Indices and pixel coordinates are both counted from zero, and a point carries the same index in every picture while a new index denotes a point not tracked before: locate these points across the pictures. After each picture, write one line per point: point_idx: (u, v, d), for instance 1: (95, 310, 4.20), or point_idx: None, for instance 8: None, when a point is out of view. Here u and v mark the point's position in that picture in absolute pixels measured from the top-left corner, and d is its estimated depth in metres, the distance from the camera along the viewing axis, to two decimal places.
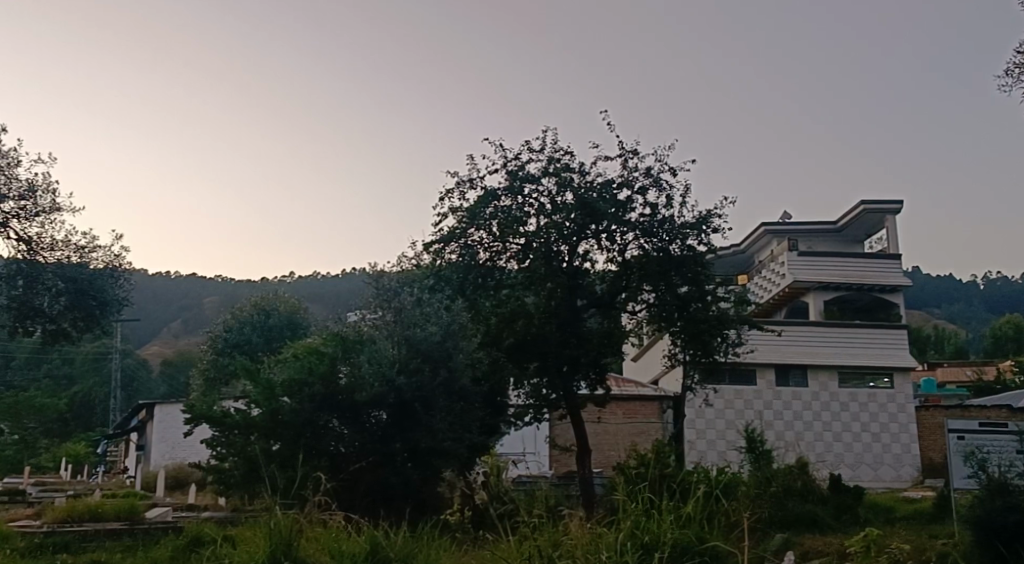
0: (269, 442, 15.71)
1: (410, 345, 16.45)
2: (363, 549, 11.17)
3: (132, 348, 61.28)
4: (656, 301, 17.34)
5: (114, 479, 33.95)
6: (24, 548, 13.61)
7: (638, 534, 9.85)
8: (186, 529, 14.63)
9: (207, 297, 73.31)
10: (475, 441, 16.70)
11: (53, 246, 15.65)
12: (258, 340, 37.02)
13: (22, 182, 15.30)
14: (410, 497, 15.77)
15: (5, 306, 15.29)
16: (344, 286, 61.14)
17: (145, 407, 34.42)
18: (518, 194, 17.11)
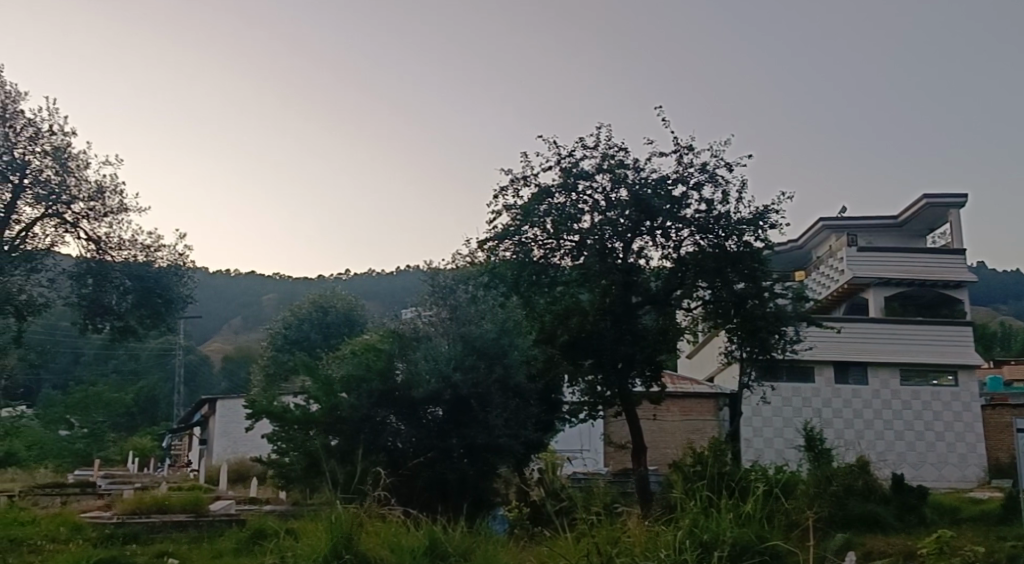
0: (328, 437, 15.99)
1: (466, 342, 16.48)
2: (422, 544, 11.36)
3: (194, 345, 62.80)
4: (712, 298, 17.28)
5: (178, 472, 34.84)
6: (96, 538, 14.02)
7: (697, 532, 9.79)
8: (249, 522, 14.93)
9: (267, 294, 74.64)
10: (530, 438, 16.73)
11: (121, 245, 16.18)
12: (316, 337, 37.52)
13: (91, 184, 15.80)
14: (468, 491, 15.94)
15: (74, 305, 15.79)
16: (399, 283, 61.71)
17: (207, 403, 35.24)
18: (572, 191, 17.10)
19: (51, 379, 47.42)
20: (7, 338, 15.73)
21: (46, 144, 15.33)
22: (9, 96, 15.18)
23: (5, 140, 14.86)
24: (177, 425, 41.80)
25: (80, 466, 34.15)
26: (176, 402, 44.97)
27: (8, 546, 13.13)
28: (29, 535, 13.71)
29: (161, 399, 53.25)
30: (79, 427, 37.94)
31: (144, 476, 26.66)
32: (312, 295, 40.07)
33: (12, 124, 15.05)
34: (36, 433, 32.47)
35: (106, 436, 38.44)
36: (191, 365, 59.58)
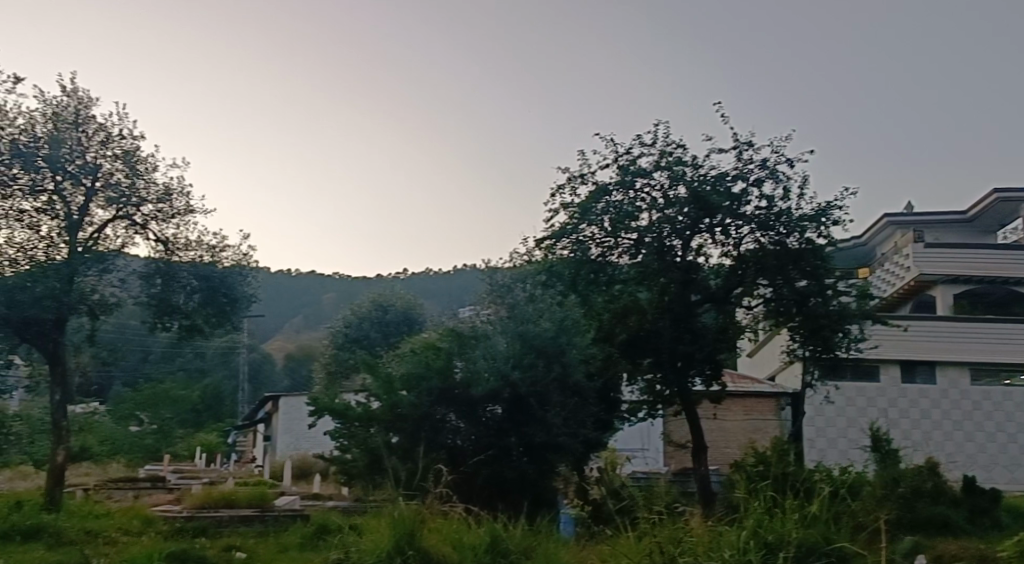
0: (390, 434, 16.10)
1: (525, 340, 16.46)
2: (484, 540, 11.46)
3: (256, 343, 64.11)
4: (773, 295, 17.09)
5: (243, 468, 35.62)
6: (167, 532, 14.41)
7: (762, 532, 9.68)
8: (313, 517, 15.19)
9: (326, 294, 75.74)
10: (590, 437, 16.67)
11: (188, 245, 16.53)
12: (375, 335, 37.96)
13: (159, 186, 16.14)
14: (528, 490, 16.07)
15: (145, 303, 16.31)
16: (455, 282, 62.04)
17: (270, 400, 35.96)
18: (630, 189, 17.01)
19: (120, 376, 48.89)
20: (82, 336, 16.37)
21: (117, 148, 15.76)
22: (82, 102, 15.62)
23: (78, 145, 15.33)
24: (242, 422, 42.75)
25: (149, 461, 35.10)
26: (240, 399, 45.94)
27: (84, 538, 13.57)
28: (104, 527, 14.14)
29: (226, 397, 54.57)
30: (147, 422, 38.29)
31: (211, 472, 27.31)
32: (371, 294, 40.54)
33: (85, 129, 15.51)
34: (108, 430, 33.44)
35: (173, 432, 39.44)
36: (253, 363, 60.82)
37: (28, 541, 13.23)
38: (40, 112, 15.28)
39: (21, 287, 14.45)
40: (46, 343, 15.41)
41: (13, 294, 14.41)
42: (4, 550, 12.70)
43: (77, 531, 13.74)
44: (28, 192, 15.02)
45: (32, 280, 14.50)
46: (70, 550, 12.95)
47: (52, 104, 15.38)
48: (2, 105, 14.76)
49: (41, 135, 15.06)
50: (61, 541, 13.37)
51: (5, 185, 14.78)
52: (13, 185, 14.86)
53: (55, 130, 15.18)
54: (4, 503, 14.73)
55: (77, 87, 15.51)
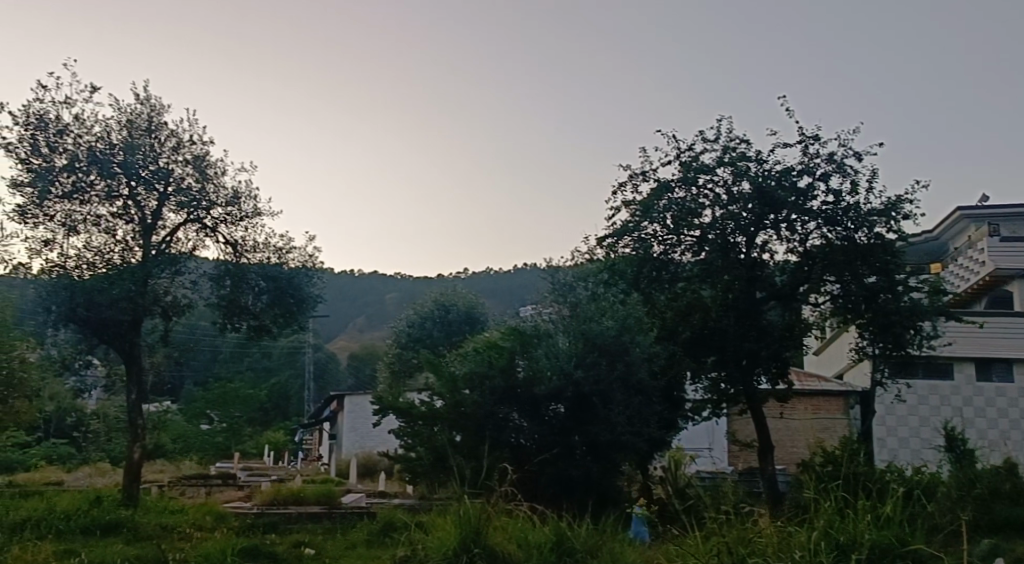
0: (453, 433, 16.27)
1: (587, 339, 16.29)
2: (549, 539, 11.47)
3: (322, 343, 65.19)
4: (841, 292, 16.78)
5: (311, 466, 36.35)
6: (239, 527, 14.75)
7: (834, 533, 9.49)
8: (380, 514, 15.40)
9: (389, 294, 76.54)
10: (654, 435, 16.42)
11: (255, 247, 16.86)
12: (438, 335, 38.18)
13: (228, 190, 16.47)
14: (592, 489, 15.93)
15: (215, 304, 16.80)
16: (516, 282, 62.11)
17: (336, 399, 36.58)
18: (692, 186, 16.87)
19: (193, 376, 50.21)
20: (156, 337, 16.95)
21: (188, 153, 16.16)
22: (154, 109, 16.06)
23: (151, 151, 15.74)
24: (309, 421, 43.63)
25: (220, 459, 36.03)
26: (307, 399, 46.72)
27: (160, 533, 13.94)
28: (178, 523, 14.51)
29: (292, 396, 55.70)
30: (218, 421, 38.31)
31: (281, 469, 27.93)
32: (433, 294, 40.74)
33: (158, 135, 15.94)
34: (181, 428, 34.38)
35: (244, 431, 40.35)
36: (319, 363, 61.86)
37: (108, 535, 13.68)
38: (115, 119, 15.75)
39: (98, 289, 14.89)
40: (123, 344, 15.92)
41: (91, 296, 14.94)
42: (87, 543, 13.15)
43: (154, 525, 14.15)
44: (104, 198, 15.54)
45: (109, 282, 14.90)
46: (148, 544, 13.32)
47: (126, 111, 15.84)
48: (80, 114, 15.32)
49: (117, 142, 15.56)
50: (139, 535, 13.78)
51: (83, 191, 15.39)
52: (91, 191, 15.46)
53: (130, 137, 15.63)
54: (85, 498, 15.25)
55: (150, 94, 15.95)
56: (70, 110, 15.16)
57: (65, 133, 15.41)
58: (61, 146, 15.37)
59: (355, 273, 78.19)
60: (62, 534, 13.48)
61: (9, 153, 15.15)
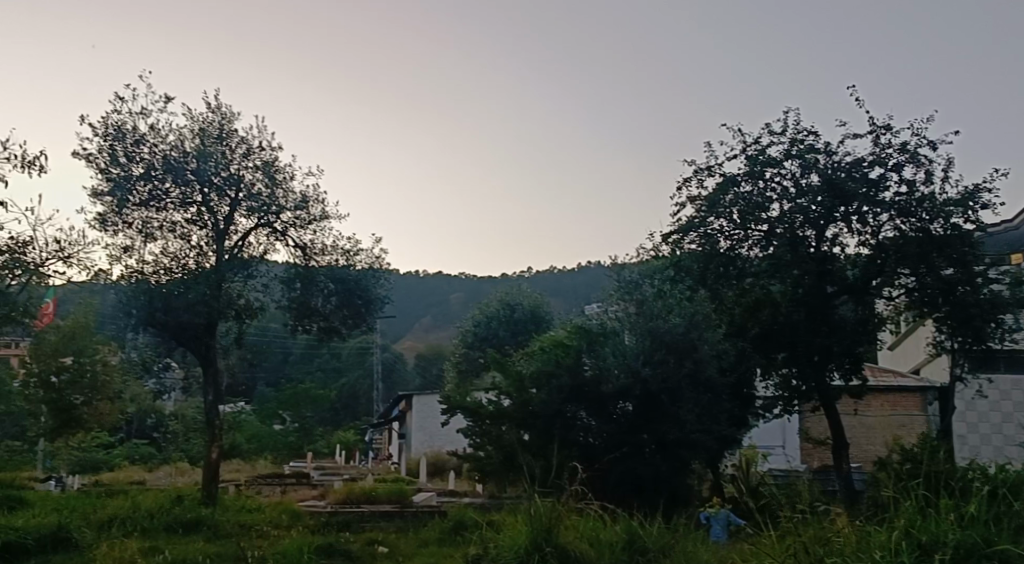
0: (521, 431, 16.37)
1: (655, 337, 16.05)
2: (621, 539, 11.42)
3: (388, 344, 66.04)
4: (917, 285, 16.34)
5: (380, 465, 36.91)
6: (314, 525, 15.05)
7: (916, 533, 9.12)
8: (451, 512, 15.53)
9: (453, 293, 77.04)
10: (724, 433, 16.22)
11: (324, 250, 17.11)
12: (505, 334, 38.27)
13: (296, 195, 16.79)
14: (663, 487, 15.78)
15: (286, 306, 17.16)
16: (580, 281, 61.90)
17: (404, 399, 37.09)
18: (759, 179, 16.61)
19: (265, 377, 51.39)
20: (231, 339, 17.37)
21: (257, 160, 16.51)
22: (225, 117, 16.45)
23: (223, 158, 16.12)
24: (378, 421, 44.29)
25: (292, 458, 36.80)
26: (375, 398, 47.35)
27: (238, 531, 14.27)
28: (256, 521, 14.86)
29: (361, 396, 56.58)
30: (291, 421, 38.84)
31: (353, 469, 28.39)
32: (498, 293, 40.79)
33: (229, 143, 16.31)
34: (256, 428, 35.24)
35: (315, 430, 41.14)
36: (386, 363, 62.71)
37: (189, 533, 14.08)
38: (188, 128, 16.18)
39: (176, 294, 15.41)
40: (199, 346, 16.32)
41: (171, 300, 15.39)
42: (169, 541, 13.54)
43: (233, 524, 14.49)
44: (179, 205, 16.03)
45: (186, 287, 15.44)
46: (227, 542, 13.64)
47: (198, 120, 16.27)
48: (154, 124, 15.77)
49: (190, 150, 15.94)
50: (219, 533, 14.14)
51: (159, 199, 15.89)
52: (166, 198, 15.95)
53: (202, 144, 16.00)
54: (167, 497, 15.71)
55: (221, 103, 16.35)
56: (146, 120, 15.63)
57: (141, 142, 15.88)
58: (137, 155, 15.83)
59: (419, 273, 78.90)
60: (147, 532, 13.88)
61: (89, 163, 15.72)
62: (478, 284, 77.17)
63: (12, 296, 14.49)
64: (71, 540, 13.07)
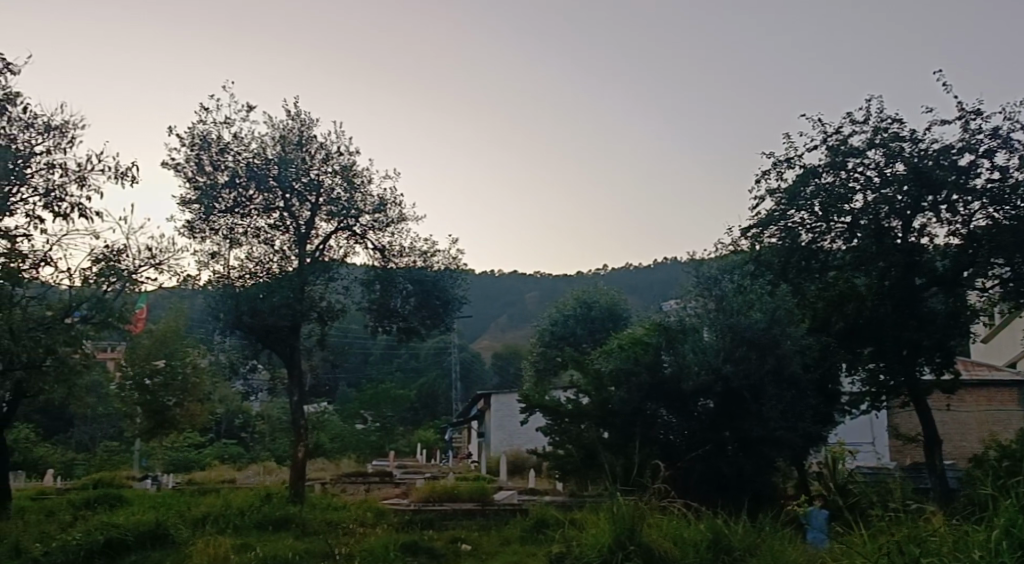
0: (601, 430, 16.26)
1: (735, 334, 15.75)
2: (705, 538, 11.24)
3: (466, 344, 66.62)
4: (1012, 276, 15.64)
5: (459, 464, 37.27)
6: (399, 522, 15.28)
7: (1018, 532, 8.73)
8: (533, 511, 15.57)
9: (529, 293, 77.23)
10: (810, 431, 15.84)
11: (402, 252, 17.42)
12: (582, 333, 38.15)
13: (374, 198, 17.01)
14: (747, 487, 15.49)
15: (366, 308, 17.45)
16: (657, 278, 61.43)
17: (483, 398, 37.37)
18: (841, 170, 16.22)
19: (346, 377, 52.39)
20: (314, 340, 17.79)
21: (336, 164, 16.81)
22: (304, 124, 16.82)
23: (303, 164, 16.48)
24: (457, 420, 44.74)
25: (375, 457, 37.46)
26: (454, 397, 47.81)
27: (326, 528, 14.58)
28: (342, 518, 15.15)
29: (440, 395, 57.23)
30: (373, 420, 39.50)
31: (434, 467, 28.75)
32: (574, 292, 40.63)
33: (308, 149, 16.67)
34: (339, 427, 35.97)
35: (397, 430, 41.74)
36: (464, 364, 63.26)
37: (279, 530, 14.45)
38: (269, 135, 16.61)
39: (259, 298, 15.85)
40: (285, 348, 16.75)
41: (255, 305, 15.85)
42: (260, 538, 13.90)
43: (319, 522, 14.80)
44: (263, 211, 16.43)
45: (269, 290, 15.84)
46: (315, 539, 13.94)
47: (279, 127, 16.68)
48: (238, 133, 16.24)
49: (272, 157, 16.34)
50: (307, 530, 14.47)
51: (244, 206, 16.35)
52: (250, 205, 16.39)
53: (283, 151, 16.39)
54: (256, 495, 16.13)
55: (300, 110, 16.72)
56: (230, 130, 16.10)
57: (226, 151, 16.39)
58: (222, 164, 16.36)
59: (495, 273, 79.38)
60: (239, 529, 14.26)
61: (178, 173, 16.29)
62: (553, 283, 77.28)
63: (107, 302, 14.98)
64: (168, 537, 13.54)
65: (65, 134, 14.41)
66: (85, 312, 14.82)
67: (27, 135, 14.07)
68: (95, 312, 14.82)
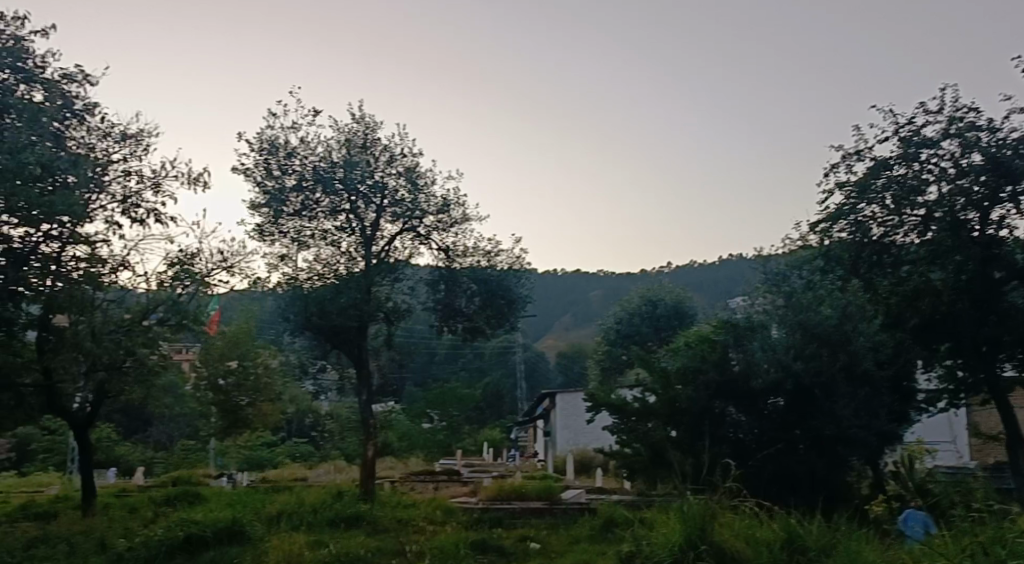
0: (668, 428, 15.96)
1: (806, 330, 15.57)
2: (778, 537, 11.01)
3: (529, 343, 66.77)
4: None
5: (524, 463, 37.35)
6: (468, 521, 15.38)
7: None
8: (601, 510, 15.53)
9: (593, 293, 77.05)
10: (885, 429, 15.45)
11: (466, 252, 17.50)
12: (647, 331, 37.89)
13: (438, 198, 17.10)
14: (820, 485, 15.17)
15: (432, 308, 17.61)
16: (722, 276, 60.59)
17: (546, 397, 37.41)
18: (914, 161, 15.82)
19: (412, 377, 53.01)
20: (381, 340, 18.02)
21: (400, 166, 16.95)
22: (369, 127, 17.03)
23: (368, 166, 16.69)
24: (521, 419, 44.87)
25: (440, 456, 37.80)
26: (518, 396, 47.95)
27: (397, 525, 14.76)
28: (412, 516, 15.30)
29: (504, 395, 57.44)
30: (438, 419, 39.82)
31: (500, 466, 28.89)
32: (638, 290, 40.39)
33: (373, 151, 16.88)
34: (405, 427, 36.42)
35: (462, 429, 42.04)
36: (528, 363, 63.44)
37: (351, 528, 14.67)
38: (335, 139, 16.86)
39: (328, 299, 16.09)
40: (353, 348, 16.97)
41: (323, 305, 16.12)
42: (333, 535, 14.13)
43: (390, 519, 14.98)
44: (329, 214, 16.69)
45: (337, 291, 16.11)
46: (387, 536, 14.12)
47: (345, 131, 16.92)
48: (305, 137, 16.53)
49: (337, 160, 16.58)
50: (379, 528, 14.67)
51: (311, 208, 16.64)
52: (317, 208, 16.67)
53: (349, 154, 16.63)
54: (328, 493, 16.39)
55: (365, 113, 16.92)
56: (297, 134, 16.41)
57: (293, 155, 16.70)
58: (290, 168, 16.67)
59: (557, 273, 79.44)
60: (312, 526, 14.52)
61: (248, 178, 16.68)
62: (616, 282, 76.94)
63: (181, 304, 15.39)
64: (244, 533, 13.83)
65: (141, 141, 14.84)
66: (161, 315, 15.11)
67: (104, 143, 14.56)
68: (171, 314, 15.22)
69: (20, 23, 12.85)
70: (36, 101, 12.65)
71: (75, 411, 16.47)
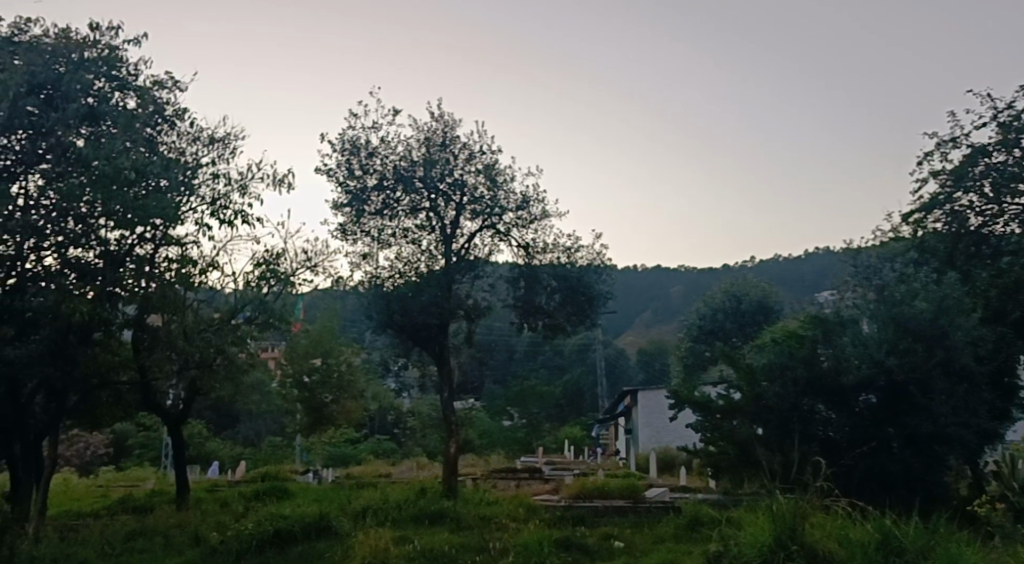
0: (755, 426, 15.44)
1: (899, 325, 14.93)
2: (874, 537, 10.47)
3: (610, 341, 66.37)
4: None
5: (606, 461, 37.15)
6: (551, 518, 15.29)
7: None
8: (686, 508, 15.25)
9: (674, 289, 76.19)
10: (984, 427, 14.78)
11: (546, 248, 17.40)
12: (731, 327, 37.27)
13: (517, 195, 17.01)
14: (916, 485, 14.61)
15: (514, 304, 17.57)
16: (807, 271, 59.01)
17: (629, 395, 37.12)
18: (1015, 147, 15.14)
19: (494, 374, 53.25)
20: (462, 337, 18.17)
21: (478, 164, 16.90)
22: (448, 125, 17.08)
23: (448, 164, 16.76)
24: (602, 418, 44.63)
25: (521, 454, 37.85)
26: (599, 393, 47.69)
27: (480, 523, 14.78)
28: (496, 513, 15.32)
29: (585, 392, 57.23)
30: (519, 417, 39.91)
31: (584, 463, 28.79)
32: (723, 284, 39.72)
33: (452, 149, 16.91)
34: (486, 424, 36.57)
35: (543, 427, 42.01)
36: (609, 359, 63.17)
37: (436, 524, 14.77)
38: (414, 138, 16.99)
39: (409, 297, 16.31)
40: (434, 346, 17.04)
41: (405, 303, 16.32)
42: (418, 531, 14.23)
43: (474, 516, 15.01)
44: (409, 212, 16.83)
45: (417, 290, 16.29)
46: (470, 533, 14.14)
47: (423, 130, 17.02)
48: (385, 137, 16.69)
49: (417, 159, 16.73)
50: (462, 525, 14.70)
51: (392, 207, 16.82)
52: (398, 206, 16.84)
53: (428, 153, 16.75)
54: (412, 490, 16.53)
55: (443, 111, 16.98)
56: (377, 134, 16.58)
57: (374, 154, 16.90)
58: (372, 167, 16.86)
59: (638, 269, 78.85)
60: (398, 522, 14.66)
61: (330, 178, 16.93)
62: (698, 278, 75.92)
63: (267, 303, 15.72)
64: (332, 528, 13.98)
65: (228, 145, 15.19)
66: (248, 314, 15.67)
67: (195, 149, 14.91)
68: (259, 313, 15.63)
69: (116, 31, 13.22)
70: (130, 108, 13.09)
71: (169, 408, 16.96)
